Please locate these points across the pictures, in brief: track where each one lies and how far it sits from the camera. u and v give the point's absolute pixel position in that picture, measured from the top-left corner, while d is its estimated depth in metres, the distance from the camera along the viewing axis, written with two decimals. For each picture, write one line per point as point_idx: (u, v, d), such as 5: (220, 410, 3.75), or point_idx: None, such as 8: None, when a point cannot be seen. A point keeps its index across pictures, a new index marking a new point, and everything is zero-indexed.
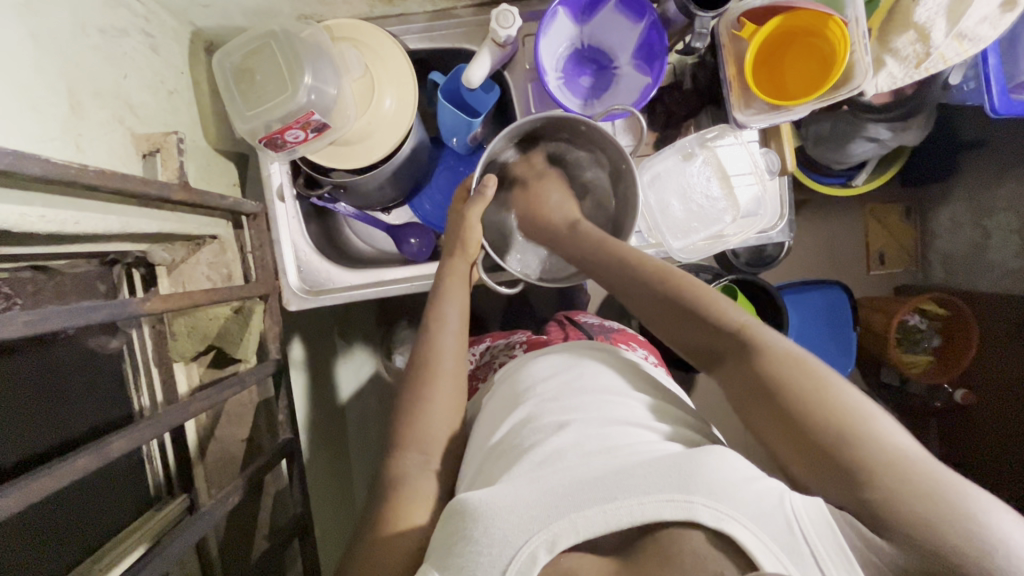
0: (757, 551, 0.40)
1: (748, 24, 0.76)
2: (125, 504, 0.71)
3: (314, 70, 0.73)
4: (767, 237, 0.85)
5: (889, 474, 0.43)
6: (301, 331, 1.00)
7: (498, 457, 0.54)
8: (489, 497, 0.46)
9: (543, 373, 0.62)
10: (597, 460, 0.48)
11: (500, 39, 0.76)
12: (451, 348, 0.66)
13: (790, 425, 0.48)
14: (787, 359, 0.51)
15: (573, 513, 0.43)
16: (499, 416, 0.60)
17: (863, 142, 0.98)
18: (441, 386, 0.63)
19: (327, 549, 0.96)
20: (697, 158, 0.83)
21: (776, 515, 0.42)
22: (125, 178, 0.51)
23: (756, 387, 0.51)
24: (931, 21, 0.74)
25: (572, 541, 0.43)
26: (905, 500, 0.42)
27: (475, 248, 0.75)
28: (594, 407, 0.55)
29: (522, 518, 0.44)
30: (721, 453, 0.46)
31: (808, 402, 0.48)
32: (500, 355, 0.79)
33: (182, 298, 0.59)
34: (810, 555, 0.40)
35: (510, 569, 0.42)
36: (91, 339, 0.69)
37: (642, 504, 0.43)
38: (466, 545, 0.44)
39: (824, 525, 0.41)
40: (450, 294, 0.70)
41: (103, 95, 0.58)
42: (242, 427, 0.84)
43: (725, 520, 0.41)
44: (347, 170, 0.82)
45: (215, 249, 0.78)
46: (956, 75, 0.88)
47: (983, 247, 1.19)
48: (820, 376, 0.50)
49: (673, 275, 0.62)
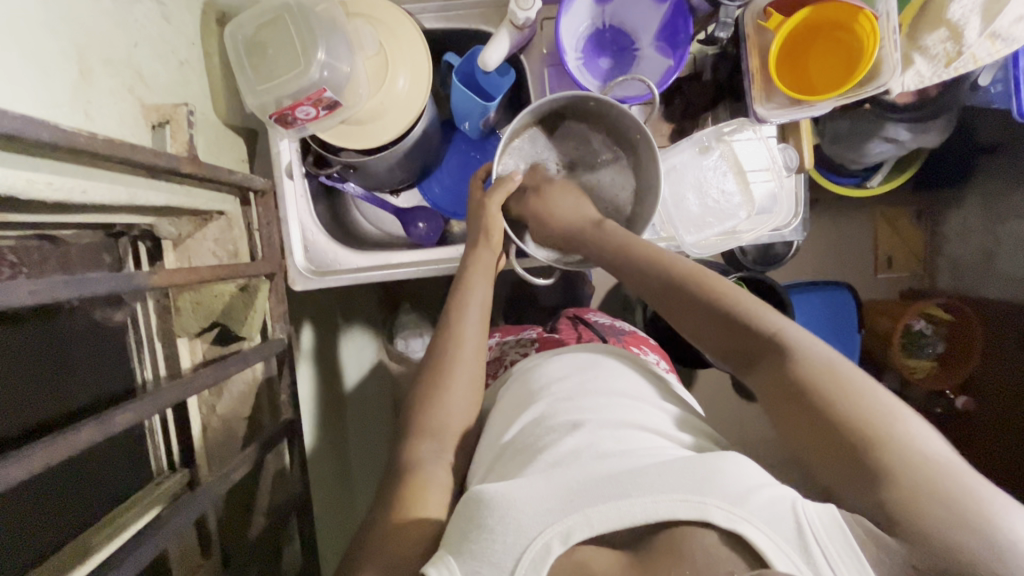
0: (768, 552, 0.40)
1: (774, 15, 0.74)
2: (126, 477, 0.71)
3: (327, 46, 0.71)
4: (781, 237, 0.83)
5: (912, 475, 0.43)
6: (306, 310, 0.99)
7: (511, 453, 0.54)
8: (505, 488, 0.46)
9: (558, 373, 0.61)
10: (611, 460, 0.48)
11: (518, 21, 0.75)
12: (472, 338, 0.66)
13: (815, 427, 0.48)
14: (815, 361, 0.51)
15: (588, 507, 0.43)
16: (511, 415, 0.60)
17: (880, 141, 0.97)
18: (459, 374, 0.64)
19: (326, 529, 0.97)
20: (713, 152, 0.81)
21: (787, 518, 0.41)
22: (133, 148, 0.50)
23: (780, 389, 0.51)
24: (965, 18, 0.72)
25: (586, 534, 0.42)
26: (925, 506, 0.41)
27: (499, 235, 0.74)
28: (608, 408, 0.55)
29: (537, 512, 0.43)
30: (734, 458, 0.46)
31: (836, 407, 0.47)
32: (511, 352, 0.78)
33: (189, 273, 0.59)
34: (820, 554, 0.40)
35: (523, 559, 0.42)
36: (96, 311, 0.69)
37: (656, 502, 0.42)
38: (481, 534, 0.43)
39: (835, 527, 0.41)
40: (477, 274, 0.71)
41: (113, 63, 0.56)
42: (244, 406, 0.83)
43: (738, 522, 0.41)
44: (357, 151, 0.81)
45: (222, 225, 0.76)
46: (988, 76, 0.86)
47: (993, 254, 1.18)
48: (849, 378, 0.49)
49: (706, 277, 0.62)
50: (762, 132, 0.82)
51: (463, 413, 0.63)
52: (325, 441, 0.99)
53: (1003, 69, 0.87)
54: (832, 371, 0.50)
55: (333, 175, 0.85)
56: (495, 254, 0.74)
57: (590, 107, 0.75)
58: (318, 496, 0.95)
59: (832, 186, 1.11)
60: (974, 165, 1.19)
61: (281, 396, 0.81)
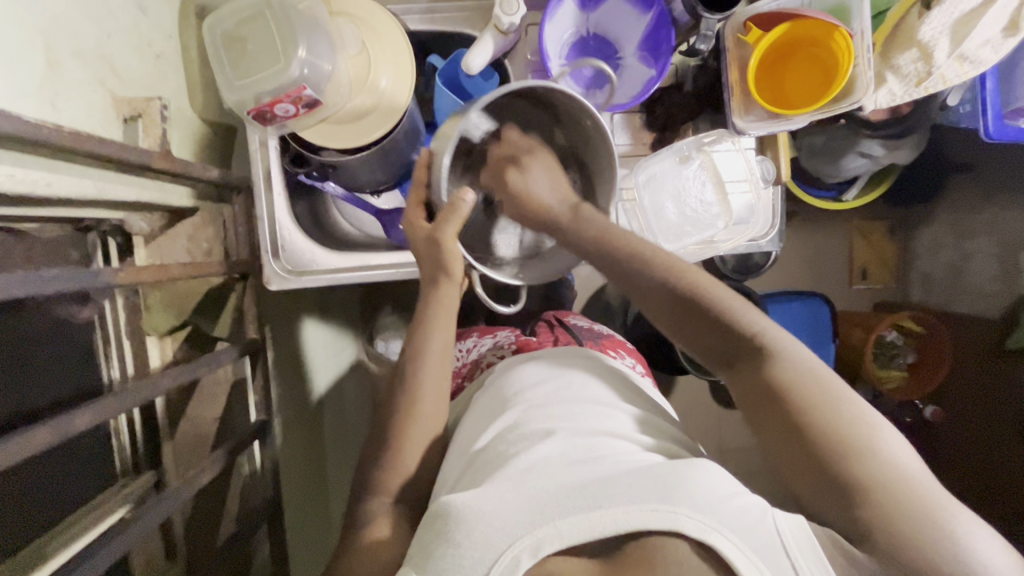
0: (739, 563, 0.40)
1: (754, 30, 0.75)
2: (88, 480, 0.69)
3: (308, 44, 0.70)
4: (757, 246, 0.84)
5: (885, 489, 0.45)
6: (284, 311, 0.98)
7: (482, 461, 0.54)
8: (474, 501, 0.45)
9: (530, 378, 0.61)
10: (582, 468, 0.48)
11: (503, 25, 0.75)
12: (430, 388, 0.65)
13: (793, 432, 0.50)
14: (798, 369, 0.53)
15: (558, 518, 0.43)
16: (484, 420, 0.59)
17: (855, 157, 0.99)
18: (421, 405, 0.64)
19: (298, 534, 0.95)
20: (693, 162, 0.83)
21: (760, 529, 0.42)
22: (102, 142, 0.49)
23: (766, 396, 0.53)
24: (934, 39, 0.73)
25: (556, 546, 0.42)
26: (896, 520, 0.44)
27: (461, 270, 0.68)
28: (580, 415, 0.55)
29: (506, 523, 0.43)
30: (706, 466, 0.46)
31: (815, 415, 0.49)
32: (488, 355, 0.78)
33: (157, 271, 0.58)
34: (790, 568, 0.41)
35: (492, 571, 0.42)
36: (60, 308, 0.67)
37: (627, 513, 0.42)
38: (447, 548, 0.43)
39: (804, 537, 0.43)
40: (438, 325, 0.68)
41: (84, 54, 0.55)
42: (215, 406, 0.81)
43: (708, 532, 0.41)
44: (339, 149, 0.80)
45: (197, 222, 0.75)
46: (955, 97, 0.88)
47: (962, 268, 1.23)
48: (831, 392, 0.51)
49: (690, 276, 0.61)
50: (741, 144, 0.84)
51: (434, 412, 0.65)
52: (299, 443, 0.98)
53: (971, 90, 0.88)
54: (813, 378, 0.52)
55: (312, 172, 0.84)
56: (457, 288, 0.70)
57: (538, 94, 0.67)
58: (290, 500, 0.93)
59: (811, 199, 1.13)
60: (945, 182, 1.23)
61: (254, 397, 0.80)
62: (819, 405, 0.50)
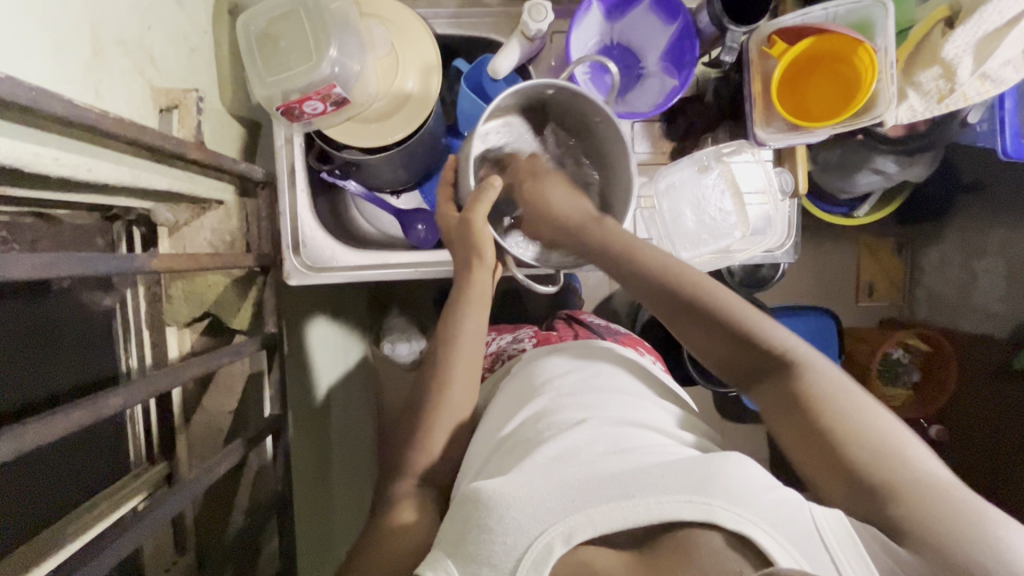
0: (775, 554, 0.43)
1: (779, 43, 0.74)
2: (100, 469, 0.69)
3: (339, 43, 0.71)
4: (772, 257, 0.86)
5: (914, 493, 0.48)
6: (298, 306, 0.99)
7: (513, 445, 0.59)
8: (504, 489, 0.49)
9: (559, 369, 0.67)
10: (612, 460, 0.52)
11: (530, 32, 0.76)
12: (460, 377, 0.69)
13: (819, 438, 0.53)
14: (827, 380, 0.57)
15: (590, 508, 0.47)
16: (514, 407, 0.65)
17: (868, 173, 1.01)
18: (450, 394, 0.68)
19: (305, 531, 0.95)
20: (712, 171, 0.85)
21: (794, 522, 0.45)
22: (143, 130, 0.50)
23: (786, 402, 0.57)
24: (958, 58, 0.73)
25: (589, 534, 0.46)
26: (928, 520, 0.46)
27: (491, 252, 0.72)
28: (609, 406, 0.60)
29: (538, 510, 0.47)
30: (739, 460, 0.50)
31: (844, 423, 0.53)
32: (508, 348, 0.83)
33: (187, 260, 0.59)
34: (830, 561, 0.44)
35: (526, 557, 0.45)
36: (85, 294, 0.68)
37: (660, 504, 0.46)
38: (481, 534, 0.47)
39: (847, 537, 0.46)
40: (471, 309, 0.71)
41: (126, 45, 0.56)
42: (230, 399, 0.82)
43: (744, 524, 0.44)
44: (360, 148, 0.80)
45: (221, 214, 0.76)
46: (975, 114, 0.89)
47: (970, 289, 1.24)
48: (856, 399, 0.55)
49: (718, 291, 0.65)
50: (761, 154, 0.85)
51: (463, 400, 0.69)
52: (308, 439, 0.98)
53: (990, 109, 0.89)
54: (840, 388, 0.56)
55: (334, 171, 0.85)
56: (489, 273, 0.73)
57: (548, 95, 0.72)
58: (298, 498, 0.93)
59: (821, 214, 1.15)
60: (954, 201, 1.25)
61: (269, 391, 0.81)
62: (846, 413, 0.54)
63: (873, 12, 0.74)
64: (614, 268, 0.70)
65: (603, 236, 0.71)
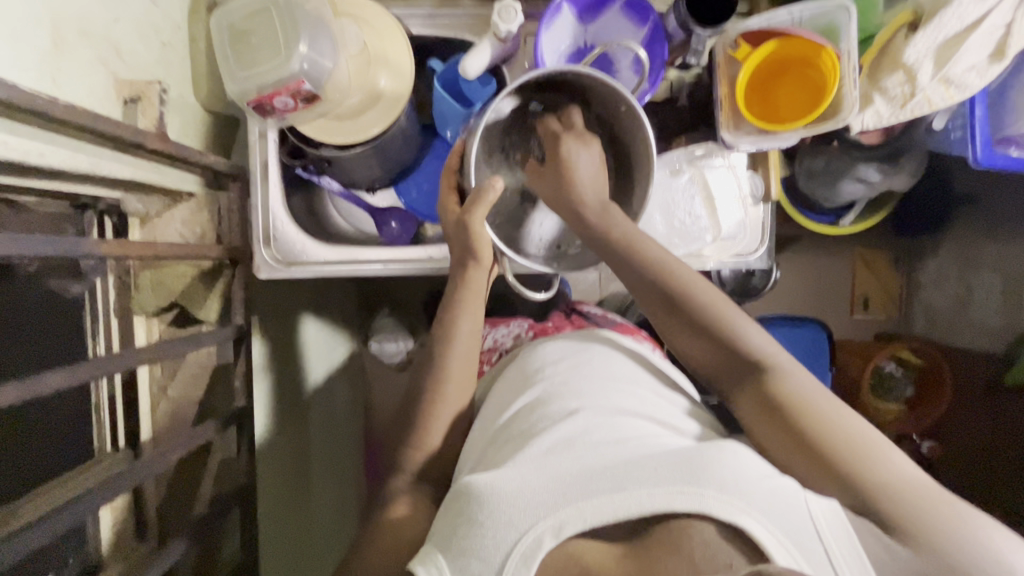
0: (767, 542, 0.48)
1: (744, 46, 0.75)
2: (59, 455, 0.70)
3: (310, 40, 0.72)
4: (744, 262, 0.85)
5: (897, 496, 0.52)
6: (276, 301, 1.00)
7: (508, 436, 0.62)
8: (494, 483, 0.53)
9: (553, 357, 0.70)
10: (607, 450, 0.56)
11: (501, 33, 0.77)
12: (456, 377, 0.71)
13: (803, 443, 0.56)
14: (802, 383, 0.60)
15: (580, 501, 0.51)
16: (512, 396, 0.68)
17: (852, 181, 1.00)
18: (448, 391, 0.70)
19: (279, 526, 0.96)
20: (683, 174, 0.85)
21: (781, 510, 0.50)
22: (97, 118, 0.51)
23: (772, 411, 0.59)
24: (919, 62, 0.72)
25: (579, 527, 0.50)
26: (915, 520, 0.50)
27: (488, 254, 0.73)
28: (604, 395, 0.63)
29: (530, 505, 0.51)
30: (734, 451, 0.54)
31: (824, 429, 0.56)
32: (501, 338, 0.88)
33: (143, 248, 0.61)
34: (824, 553, 0.49)
35: (516, 548, 0.50)
36: (53, 281, 0.69)
37: (652, 494, 0.50)
38: (471, 528, 0.51)
39: (841, 530, 0.50)
40: (466, 307, 0.73)
41: (90, 36, 0.57)
42: (197, 389, 0.82)
43: (736, 514, 0.49)
44: (336, 145, 0.82)
45: (192, 206, 0.77)
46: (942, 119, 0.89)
47: (967, 303, 1.22)
48: (832, 405, 0.58)
49: (702, 295, 0.67)
50: (730, 159, 0.85)
51: (462, 394, 0.71)
52: (286, 436, 0.99)
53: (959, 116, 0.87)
54: (818, 393, 0.59)
55: (309, 167, 0.86)
56: (485, 273, 0.75)
57: (568, 79, 0.74)
58: (265, 497, 0.92)
59: (808, 223, 1.11)
60: (951, 214, 1.24)
61: (235, 382, 0.81)
62: (827, 416, 0.57)
63: (837, 17, 0.74)
64: (612, 260, 0.69)
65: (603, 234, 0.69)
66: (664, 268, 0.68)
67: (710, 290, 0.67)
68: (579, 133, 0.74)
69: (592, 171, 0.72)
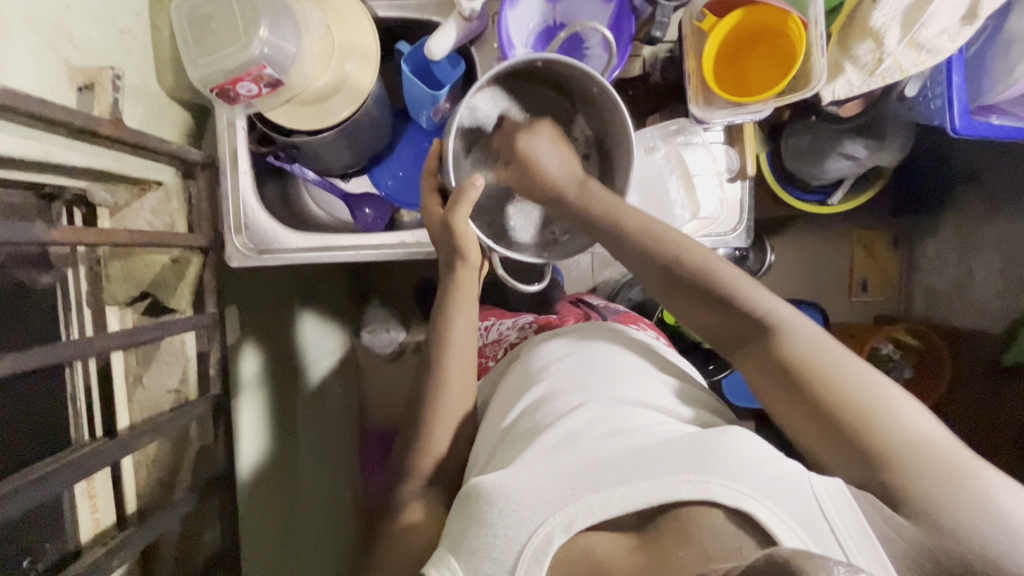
0: (777, 530, 0.46)
1: (709, 16, 0.74)
2: (33, 442, 0.71)
3: (270, 24, 0.71)
4: (724, 242, 0.83)
5: (911, 460, 0.51)
6: (258, 291, 1.00)
7: (514, 437, 0.61)
8: (503, 482, 0.52)
9: (556, 354, 0.69)
10: (611, 441, 0.55)
11: (465, 12, 0.76)
12: (454, 375, 0.70)
13: (813, 412, 0.55)
14: (809, 344, 0.58)
15: (589, 495, 0.50)
16: (512, 400, 0.67)
17: (840, 158, 0.98)
18: (450, 389, 0.69)
19: (262, 521, 0.94)
20: (659, 151, 0.84)
21: (790, 493, 0.48)
22: (40, 102, 0.51)
23: (779, 374, 0.58)
24: (886, 26, 0.72)
25: (589, 521, 0.49)
26: (930, 486, 0.49)
27: (474, 252, 0.72)
28: (608, 386, 0.62)
29: (537, 502, 0.50)
30: (738, 437, 0.53)
31: (837, 394, 0.55)
32: (508, 334, 0.87)
33: (100, 235, 0.60)
34: (828, 528, 0.47)
35: (526, 548, 0.49)
36: (21, 272, 0.69)
37: (660, 485, 0.49)
38: (482, 530, 0.50)
39: (845, 504, 0.48)
40: (460, 308, 0.72)
41: (38, 22, 0.57)
42: (172, 377, 0.81)
43: (742, 498, 0.47)
44: (305, 130, 0.82)
45: (160, 196, 0.77)
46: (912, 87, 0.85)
47: (966, 285, 1.18)
48: (842, 362, 0.56)
49: (708, 265, 0.65)
50: (706, 138, 0.85)
51: (466, 395, 0.70)
52: (273, 432, 0.99)
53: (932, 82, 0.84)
54: (824, 353, 0.57)
55: (280, 154, 0.87)
56: (475, 272, 0.74)
57: (539, 65, 0.72)
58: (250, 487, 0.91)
59: (798, 203, 1.08)
60: (950, 192, 1.20)
61: (211, 371, 0.81)
62: (834, 378, 0.56)
63: None
64: (601, 239, 0.69)
65: (603, 220, 0.68)
66: (666, 241, 0.67)
67: (712, 257, 0.66)
68: (545, 124, 0.75)
69: (557, 155, 0.72)
